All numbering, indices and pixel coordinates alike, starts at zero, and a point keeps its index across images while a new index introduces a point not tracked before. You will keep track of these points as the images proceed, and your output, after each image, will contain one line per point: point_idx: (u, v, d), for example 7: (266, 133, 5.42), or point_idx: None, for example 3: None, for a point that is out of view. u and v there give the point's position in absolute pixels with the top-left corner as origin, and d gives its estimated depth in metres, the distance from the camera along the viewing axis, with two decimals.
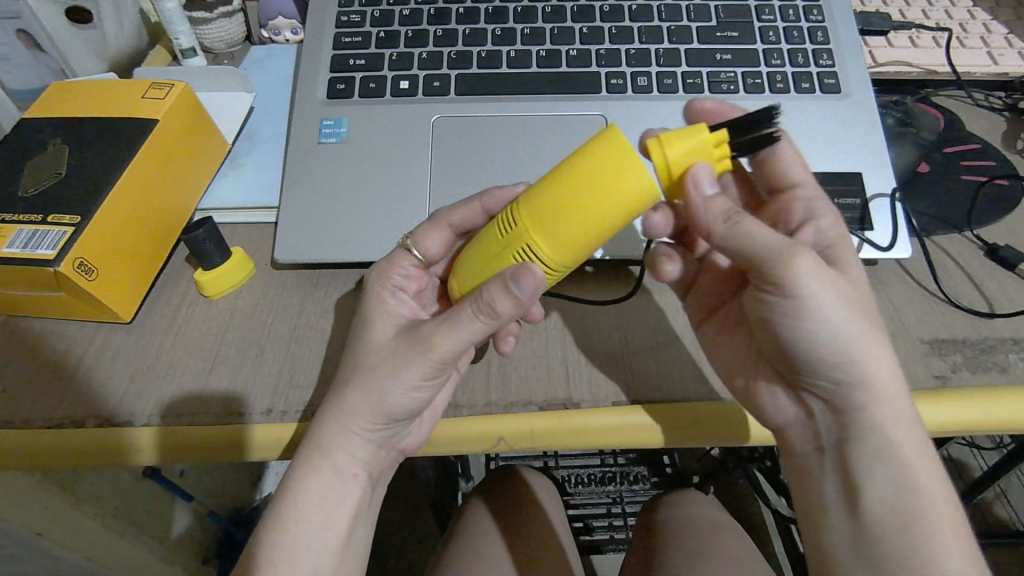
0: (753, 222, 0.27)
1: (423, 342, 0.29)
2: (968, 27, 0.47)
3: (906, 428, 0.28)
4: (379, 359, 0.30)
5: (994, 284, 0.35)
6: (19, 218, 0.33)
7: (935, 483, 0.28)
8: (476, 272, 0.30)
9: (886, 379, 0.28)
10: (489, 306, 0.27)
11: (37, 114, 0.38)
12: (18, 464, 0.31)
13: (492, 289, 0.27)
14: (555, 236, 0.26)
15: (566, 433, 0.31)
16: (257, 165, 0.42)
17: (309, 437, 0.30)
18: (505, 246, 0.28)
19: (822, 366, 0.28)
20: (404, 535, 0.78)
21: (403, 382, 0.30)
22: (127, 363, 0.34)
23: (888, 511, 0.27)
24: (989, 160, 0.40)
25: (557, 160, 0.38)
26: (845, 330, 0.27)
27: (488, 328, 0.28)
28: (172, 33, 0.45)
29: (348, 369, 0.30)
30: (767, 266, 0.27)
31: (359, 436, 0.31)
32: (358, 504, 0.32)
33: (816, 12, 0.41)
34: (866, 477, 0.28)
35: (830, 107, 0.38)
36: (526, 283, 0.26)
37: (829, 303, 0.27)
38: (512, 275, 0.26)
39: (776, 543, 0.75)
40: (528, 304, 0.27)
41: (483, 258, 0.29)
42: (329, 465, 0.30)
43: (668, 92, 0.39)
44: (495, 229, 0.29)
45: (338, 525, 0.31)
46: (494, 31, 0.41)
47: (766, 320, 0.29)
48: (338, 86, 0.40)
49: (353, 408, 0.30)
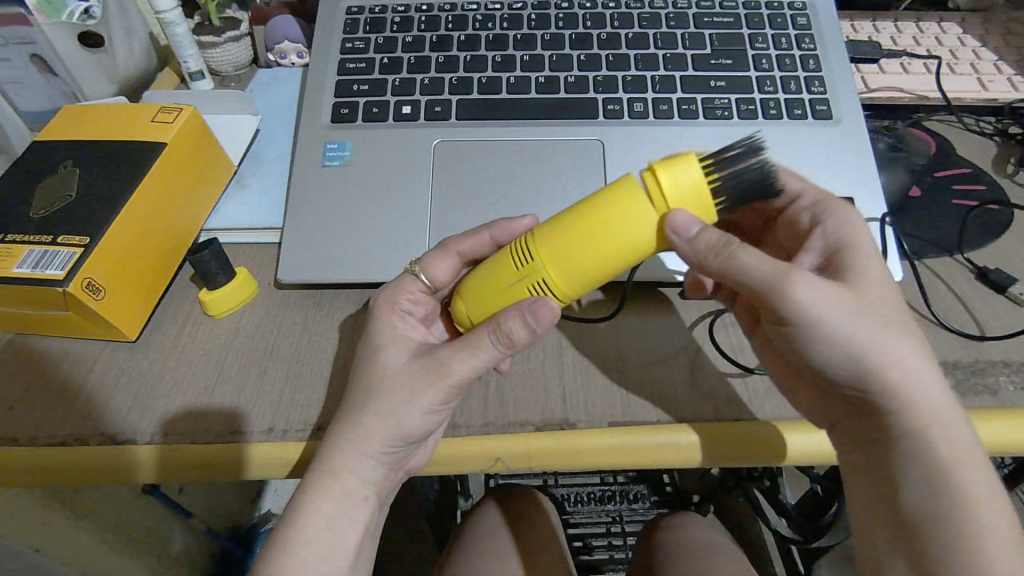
0: (745, 253, 0.28)
1: (441, 367, 0.30)
2: (958, 54, 0.48)
3: (937, 424, 0.28)
4: (394, 384, 0.31)
5: (985, 306, 0.36)
6: (29, 239, 0.33)
7: (980, 479, 0.28)
8: (484, 300, 0.31)
9: (916, 381, 0.28)
10: (506, 336, 0.28)
11: (47, 137, 0.39)
12: (22, 481, 0.31)
13: (509, 318, 0.28)
14: (570, 269, 0.28)
15: (568, 454, 0.31)
16: (261, 186, 0.43)
17: (318, 459, 0.30)
18: (519, 276, 0.29)
19: (841, 375, 0.29)
20: (403, 553, 0.78)
21: (419, 408, 0.30)
22: (132, 381, 0.35)
23: (928, 507, 0.28)
24: (979, 184, 0.41)
25: (554, 183, 0.39)
26: (860, 340, 0.28)
27: (504, 356, 0.30)
28: (182, 56, 0.47)
29: (359, 393, 0.31)
30: (769, 298, 0.28)
31: (373, 459, 0.31)
32: (368, 526, 0.32)
33: (808, 40, 0.42)
34: (902, 475, 0.29)
35: (822, 133, 0.39)
36: (542, 316, 0.28)
37: (837, 320, 0.28)
38: (530, 306, 0.28)
39: (776, 564, 0.74)
40: (541, 334, 0.29)
41: (492, 288, 0.30)
42: (336, 488, 0.30)
43: (664, 117, 0.40)
44: (506, 257, 0.30)
45: (348, 547, 0.31)
46: (494, 58, 0.42)
47: (785, 338, 0.30)
48: (342, 110, 0.41)
49: (368, 433, 0.30)
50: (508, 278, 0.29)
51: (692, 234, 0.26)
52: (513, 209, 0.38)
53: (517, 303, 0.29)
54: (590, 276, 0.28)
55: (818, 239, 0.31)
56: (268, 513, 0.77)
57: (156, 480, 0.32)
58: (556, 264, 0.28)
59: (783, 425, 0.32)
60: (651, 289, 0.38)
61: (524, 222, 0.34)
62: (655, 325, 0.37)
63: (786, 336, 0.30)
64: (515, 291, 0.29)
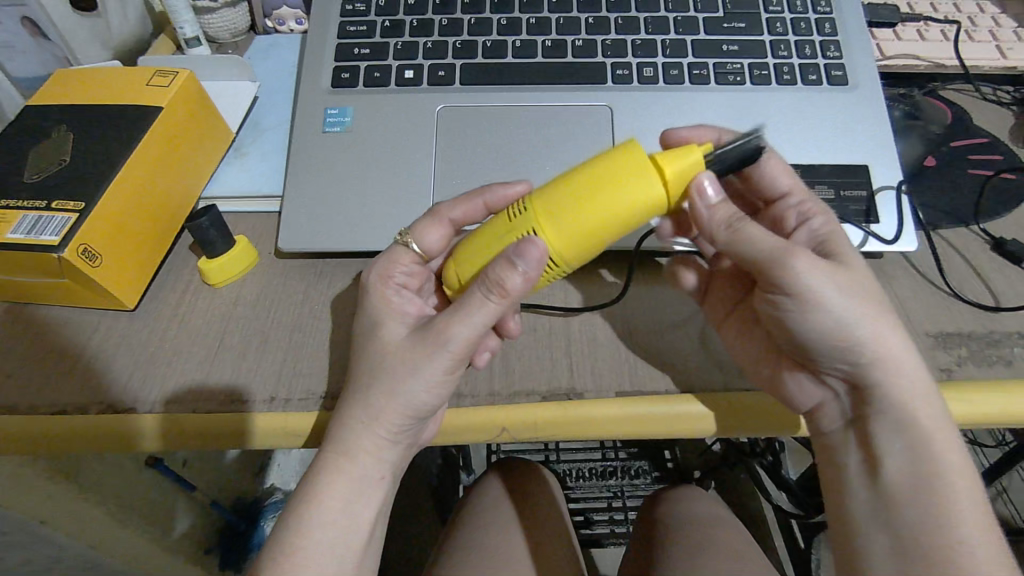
0: (752, 227, 0.28)
1: (438, 334, 0.29)
2: (977, 20, 0.46)
3: (923, 405, 0.28)
4: (396, 360, 0.30)
5: (1000, 278, 0.35)
6: (23, 204, 0.32)
7: (956, 461, 0.28)
8: (474, 256, 0.30)
9: (899, 361, 0.28)
10: (498, 284, 0.27)
11: (41, 102, 0.38)
12: (20, 450, 0.31)
13: (498, 268, 0.27)
14: (557, 207, 0.27)
15: (573, 424, 0.31)
16: (259, 154, 0.42)
17: (331, 438, 0.30)
18: (510, 228, 0.29)
19: (826, 352, 0.29)
20: (406, 527, 0.78)
21: (424, 381, 0.30)
22: (132, 351, 0.34)
23: (908, 488, 0.28)
24: (997, 154, 0.40)
25: (560, 150, 0.38)
26: (849, 316, 0.27)
27: (501, 308, 0.29)
28: (177, 22, 0.45)
29: (365, 374, 0.30)
30: (767, 269, 0.28)
31: (387, 439, 0.31)
32: (381, 506, 0.32)
33: (824, 3, 0.41)
34: (883, 452, 0.29)
35: (837, 99, 0.38)
36: (528, 254, 0.27)
37: (828, 293, 0.27)
38: (515, 250, 0.27)
39: (776, 538, 0.74)
40: (534, 279, 0.28)
41: (482, 244, 0.29)
42: (351, 469, 0.30)
43: (674, 83, 0.39)
44: (500, 216, 0.29)
45: (362, 528, 0.31)
46: (500, 21, 0.41)
47: (777, 316, 0.30)
48: (343, 75, 0.40)
49: (379, 413, 0.30)
50: (498, 229, 0.29)
51: (712, 201, 0.28)
52: (518, 177, 0.37)
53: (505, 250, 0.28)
54: (588, 224, 0.27)
55: (802, 234, 0.31)
56: (273, 487, 0.77)
57: (156, 449, 0.31)
58: (548, 204, 0.28)
59: (767, 397, 0.31)
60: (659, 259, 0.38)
61: (519, 185, 0.33)
62: (662, 294, 0.36)
63: (777, 311, 0.30)
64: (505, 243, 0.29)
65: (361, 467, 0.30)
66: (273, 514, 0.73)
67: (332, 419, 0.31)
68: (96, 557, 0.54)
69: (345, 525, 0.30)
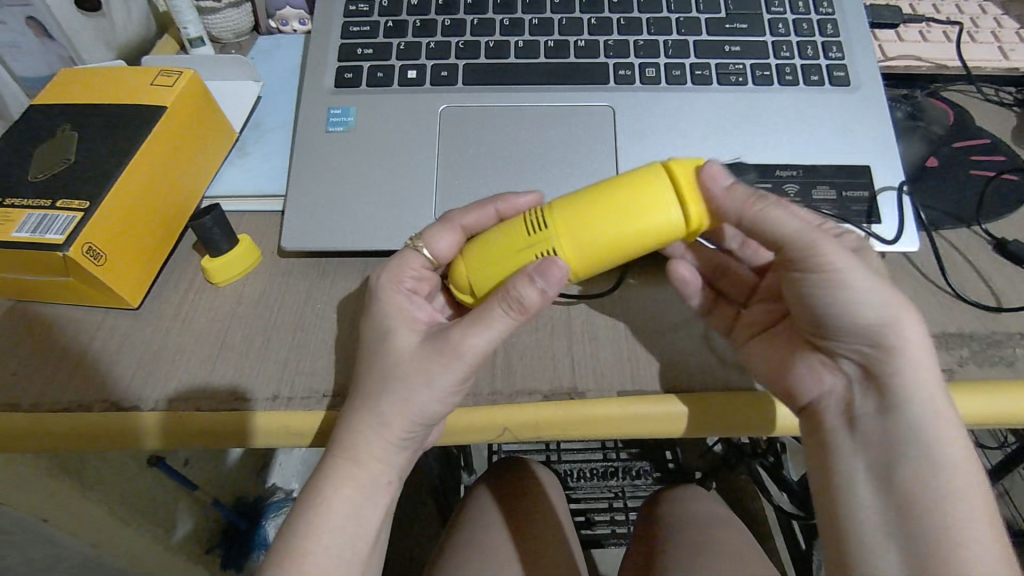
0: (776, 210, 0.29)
1: (454, 346, 0.29)
2: (978, 21, 0.46)
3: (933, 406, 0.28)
4: (408, 369, 0.30)
5: (1002, 278, 0.35)
6: (28, 203, 0.33)
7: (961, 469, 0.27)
8: (490, 254, 0.30)
9: (918, 359, 0.28)
10: (518, 302, 0.28)
11: (46, 101, 0.38)
12: (22, 448, 0.31)
13: (517, 282, 0.28)
14: (587, 215, 0.28)
15: (575, 424, 0.31)
16: (262, 154, 0.42)
17: (338, 443, 0.30)
18: (533, 238, 0.29)
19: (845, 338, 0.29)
20: (406, 527, 0.78)
21: (436, 391, 0.30)
22: (136, 349, 0.34)
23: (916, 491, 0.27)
24: (999, 154, 0.40)
25: (564, 151, 0.38)
26: (877, 304, 0.28)
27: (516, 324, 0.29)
28: (181, 22, 0.45)
29: (376, 379, 0.30)
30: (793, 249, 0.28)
31: (396, 445, 0.31)
32: (388, 509, 0.32)
33: (827, 4, 0.41)
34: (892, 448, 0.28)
35: (839, 99, 0.38)
36: (552, 275, 0.28)
37: (852, 280, 0.28)
38: (542, 265, 0.28)
39: (776, 537, 0.75)
40: (550, 298, 0.28)
41: (503, 248, 0.29)
42: (362, 474, 0.30)
43: (676, 83, 0.39)
44: (519, 222, 0.30)
45: (367, 530, 0.31)
46: (502, 22, 0.41)
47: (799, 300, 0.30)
48: (346, 75, 0.40)
49: (390, 419, 0.30)
50: (519, 237, 0.29)
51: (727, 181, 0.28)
52: (521, 177, 0.37)
53: (529, 262, 0.28)
54: (614, 229, 0.28)
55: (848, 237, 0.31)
56: (275, 487, 0.77)
57: (158, 447, 0.31)
58: (578, 212, 0.28)
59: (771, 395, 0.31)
60: (661, 259, 0.37)
61: (529, 196, 0.33)
62: (665, 293, 0.36)
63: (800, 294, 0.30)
64: (526, 251, 0.29)
65: (369, 472, 0.30)
66: (276, 514, 0.73)
67: (338, 420, 0.31)
68: (98, 555, 0.54)
69: (354, 530, 0.30)
